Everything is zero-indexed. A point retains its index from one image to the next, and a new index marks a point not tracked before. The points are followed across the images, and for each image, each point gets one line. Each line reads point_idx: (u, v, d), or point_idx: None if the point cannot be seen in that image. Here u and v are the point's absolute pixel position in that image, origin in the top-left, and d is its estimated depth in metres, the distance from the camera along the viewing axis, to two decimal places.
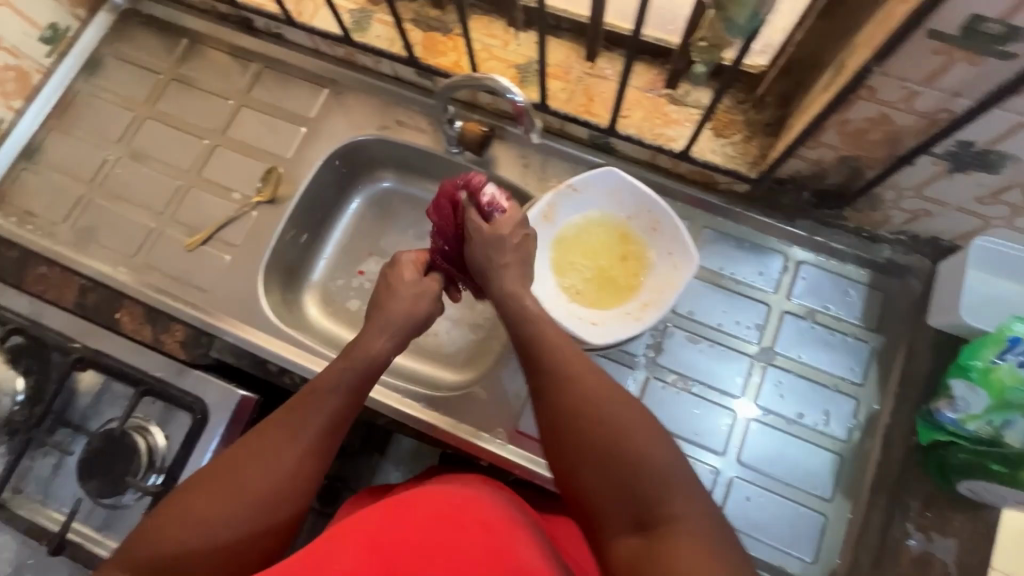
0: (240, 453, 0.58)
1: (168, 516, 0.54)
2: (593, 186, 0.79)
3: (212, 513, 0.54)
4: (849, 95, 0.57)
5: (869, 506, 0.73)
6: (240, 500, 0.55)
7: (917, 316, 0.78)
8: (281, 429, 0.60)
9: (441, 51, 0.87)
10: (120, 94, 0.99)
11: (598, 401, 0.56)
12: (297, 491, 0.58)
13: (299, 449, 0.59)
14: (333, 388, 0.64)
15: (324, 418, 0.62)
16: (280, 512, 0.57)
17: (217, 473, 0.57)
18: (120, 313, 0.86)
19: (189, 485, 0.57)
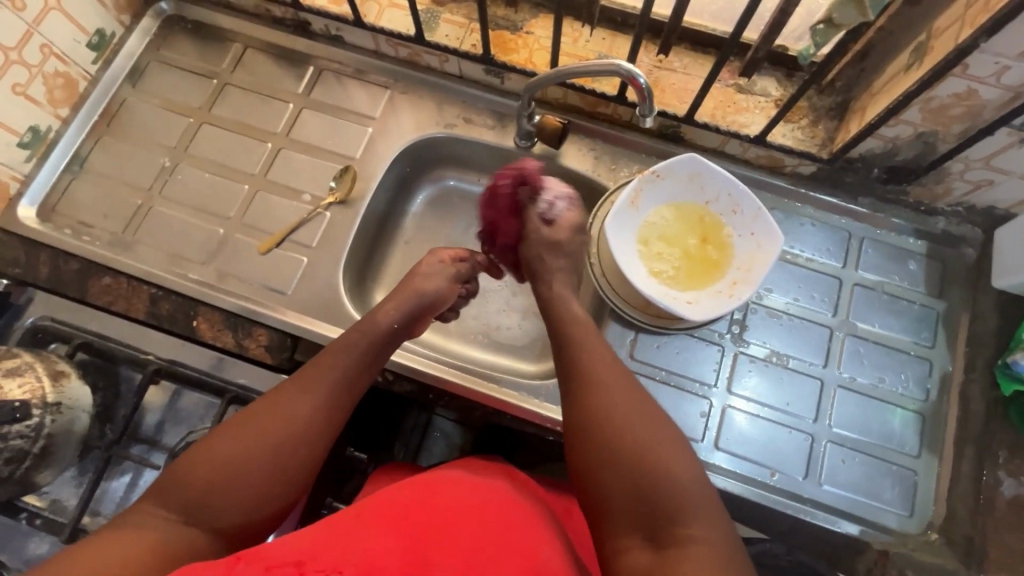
0: (263, 408, 0.60)
1: (196, 460, 0.56)
2: (675, 173, 0.82)
3: (241, 459, 0.56)
4: (944, 72, 0.62)
5: (955, 459, 0.77)
6: (265, 450, 0.57)
7: (976, 281, 0.84)
8: (303, 385, 0.62)
9: (512, 48, 0.89)
10: (169, 99, 0.97)
11: (618, 417, 0.60)
12: (312, 443, 0.60)
13: (318, 406, 0.62)
14: (345, 349, 0.68)
15: (337, 376, 0.65)
16: (294, 464, 0.58)
17: (240, 423, 0.59)
18: (197, 320, 0.82)
19: (214, 433, 0.58)
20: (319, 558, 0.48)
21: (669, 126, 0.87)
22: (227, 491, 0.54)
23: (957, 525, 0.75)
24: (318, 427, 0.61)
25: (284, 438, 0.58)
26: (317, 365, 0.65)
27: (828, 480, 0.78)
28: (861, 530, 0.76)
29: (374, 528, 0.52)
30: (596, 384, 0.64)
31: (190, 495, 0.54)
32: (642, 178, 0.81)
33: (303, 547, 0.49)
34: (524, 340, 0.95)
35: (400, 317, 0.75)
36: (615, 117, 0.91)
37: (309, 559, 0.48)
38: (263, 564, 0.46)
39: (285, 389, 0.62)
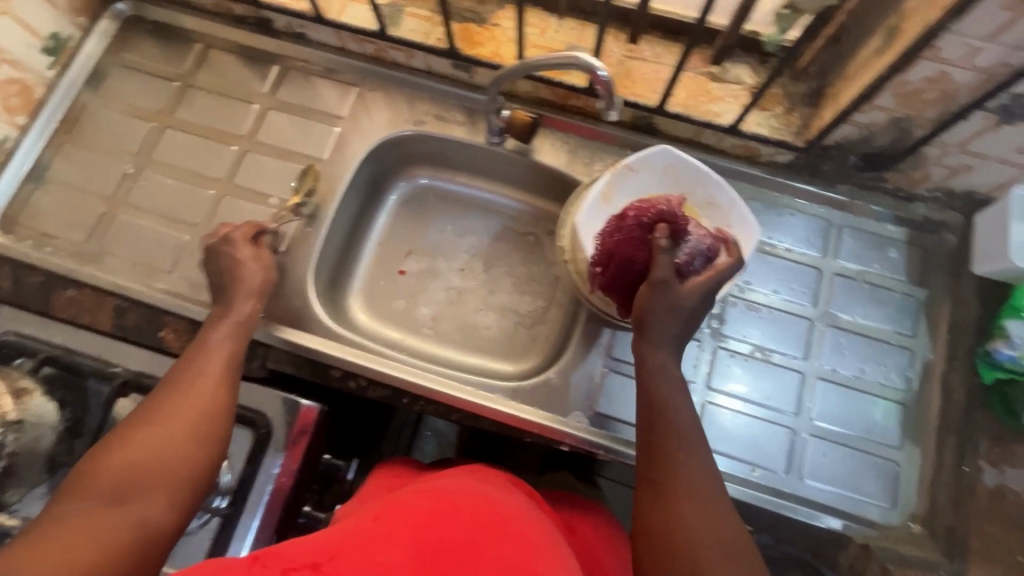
0: (160, 397, 0.58)
1: (106, 453, 0.52)
2: (648, 166, 0.81)
3: (156, 440, 0.54)
4: (914, 55, 0.60)
5: (937, 449, 0.76)
6: (178, 426, 0.56)
7: (957, 267, 0.83)
8: (199, 367, 0.62)
9: (478, 41, 0.87)
10: (132, 104, 0.94)
11: (694, 479, 0.56)
12: (225, 412, 0.60)
13: (221, 380, 0.62)
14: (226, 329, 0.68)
15: (229, 352, 0.65)
16: (212, 434, 0.57)
17: (146, 414, 0.56)
18: (164, 331, 0.82)
19: (117, 430, 0.55)
20: (334, 562, 0.49)
21: (642, 117, 0.85)
22: (149, 471, 0.52)
23: (940, 517, 0.73)
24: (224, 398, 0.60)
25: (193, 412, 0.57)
26: (201, 350, 0.64)
27: (809, 474, 0.77)
28: (844, 524, 0.74)
29: (396, 542, 0.51)
30: (673, 449, 0.58)
31: (111, 482, 0.50)
32: (614, 172, 0.79)
33: (322, 548, 0.51)
34: (503, 340, 0.94)
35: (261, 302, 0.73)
36: (588, 109, 0.89)
37: (324, 562, 0.50)
38: (282, 566, 0.49)
39: (178, 374, 0.61)
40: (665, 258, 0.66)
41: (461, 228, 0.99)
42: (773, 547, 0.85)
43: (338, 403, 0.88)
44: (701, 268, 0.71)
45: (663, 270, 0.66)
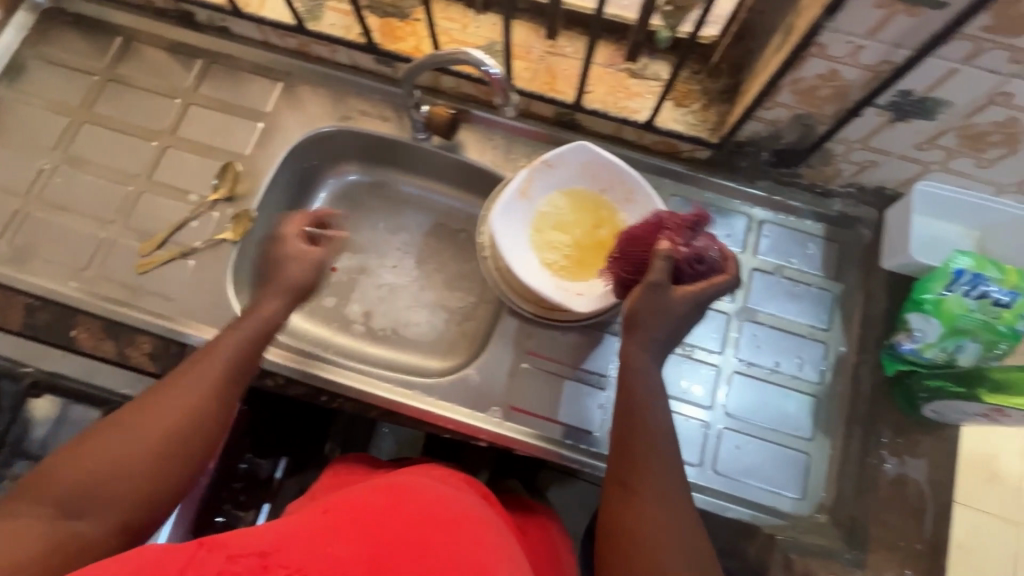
0: (148, 402, 0.57)
1: (77, 454, 0.52)
2: (567, 161, 0.80)
3: (127, 451, 0.53)
4: (802, 52, 0.61)
5: (845, 440, 0.78)
6: (152, 438, 0.54)
7: (871, 262, 0.84)
8: (191, 372, 0.60)
9: (399, 36, 0.86)
10: (50, 99, 0.92)
11: (666, 492, 0.57)
12: (207, 427, 0.58)
13: (212, 392, 0.60)
14: (235, 334, 0.65)
15: (227, 361, 0.62)
16: (190, 448, 0.56)
17: (129, 414, 0.56)
18: (76, 330, 0.80)
19: (97, 427, 0.54)
20: (283, 553, 0.46)
21: (564, 114, 0.86)
22: (111, 483, 0.51)
23: (845, 506, 0.75)
24: (209, 419, 0.58)
25: (177, 426, 0.56)
26: (204, 353, 0.62)
27: (722, 466, 0.78)
28: (754, 515, 0.75)
29: (347, 535, 0.48)
30: (643, 458, 0.59)
31: (70, 489, 0.49)
32: (531, 169, 0.79)
33: (271, 537, 0.48)
34: (431, 337, 0.93)
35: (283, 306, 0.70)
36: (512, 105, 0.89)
37: (273, 551, 0.46)
38: (227, 554, 0.46)
39: (180, 378, 0.59)
40: (661, 263, 0.64)
41: (393, 224, 0.98)
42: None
43: (259, 401, 0.88)
44: (703, 275, 0.67)
45: (659, 274, 0.64)
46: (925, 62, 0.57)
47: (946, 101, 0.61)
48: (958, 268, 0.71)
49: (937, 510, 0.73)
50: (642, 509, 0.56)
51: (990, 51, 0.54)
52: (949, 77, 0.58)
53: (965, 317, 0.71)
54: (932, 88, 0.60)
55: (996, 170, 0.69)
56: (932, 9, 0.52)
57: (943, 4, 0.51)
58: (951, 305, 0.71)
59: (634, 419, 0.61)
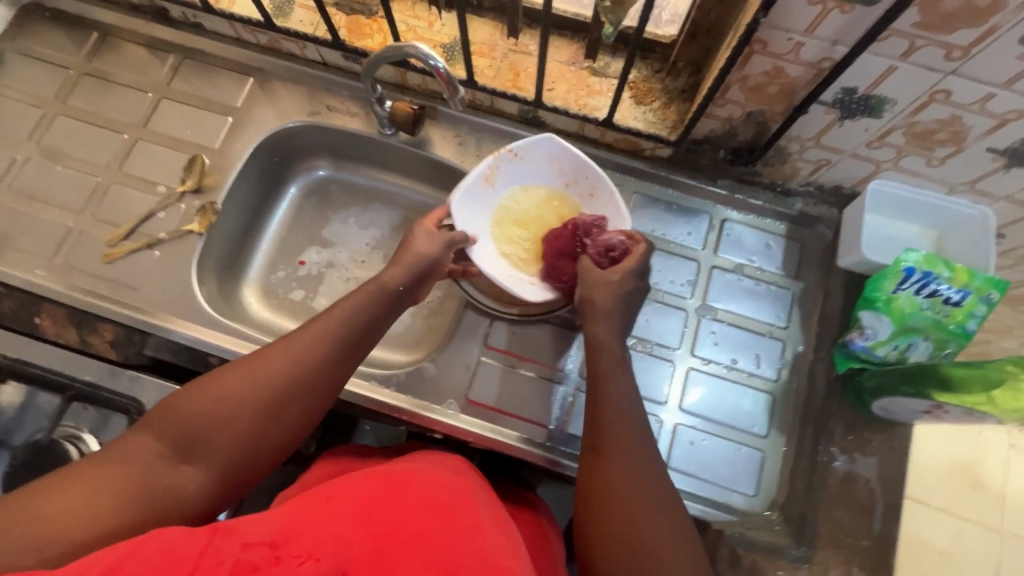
0: (283, 356, 0.60)
1: (193, 400, 0.55)
2: (533, 152, 0.82)
3: (235, 405, 0.56)
4: (745, 49, 0.61)
5: (800, 437, 0.78)
6: (257, 396, 0.57)
7: (830, 261, 0.84)
8: (309, 337, 0.62)
9: (366, 33, 0.88)
10: (26, 91, 0.93)
11: (646, 479, 0.57)
12: (311, 394, 0.60)
13: (321, 359, 0.61)
14: (359, 304, 0.66)
15: (342, 330, 0.64)
16: (286, 412, 0.58)
17: (239, 369, 0.58)
18: (41, 318, 0.82)
19: (212, 374, 0.58)
20: (295, 543, 0.45)
21: (527, 111, 0.87)
22: (215, 434, 0.55)
23: (796, 504, 0.75)
24: (314, 383, 0.60)
25: (280, 386, 0.58)
26: (334, 315, 0.64)
27: (676, 461, 0.78)
28: (706, 510, 0.75)
29: (348, 525, 0.48)
30: (614, 441, 0.59)
31: (182, 431, 0.54)
32: (496, 156, 0.79)
33: (280, 528, 0.46)
34: (396, 331, 0.94)
35: (403, 281, 0.70)
36: (477, 101, 0.89)
37: (285, 542, 0.45)
38: (241, 542, 0.44)
39: (291, 338, 0.62)
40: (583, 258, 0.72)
41: (362, 219, 0.99)
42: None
43: None
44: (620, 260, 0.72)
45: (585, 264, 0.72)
46: (861, 59, 0.58)
47: (889, 99, 0.62)
48: (910, 266, 0.71)
49: (886, 508, 0.74)
50: (638, 507, 0.55)
51: (923, 48, 0.54)
52: (889, 75, 0.59)
53: (916, 315, 0.72)
54: (873, 86, 0.61)
55: (946, 169, 0.70)
56: (862, 6, 0.53)
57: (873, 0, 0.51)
58: (901, 303, 0.72)
59: (614, 418, 0.61)
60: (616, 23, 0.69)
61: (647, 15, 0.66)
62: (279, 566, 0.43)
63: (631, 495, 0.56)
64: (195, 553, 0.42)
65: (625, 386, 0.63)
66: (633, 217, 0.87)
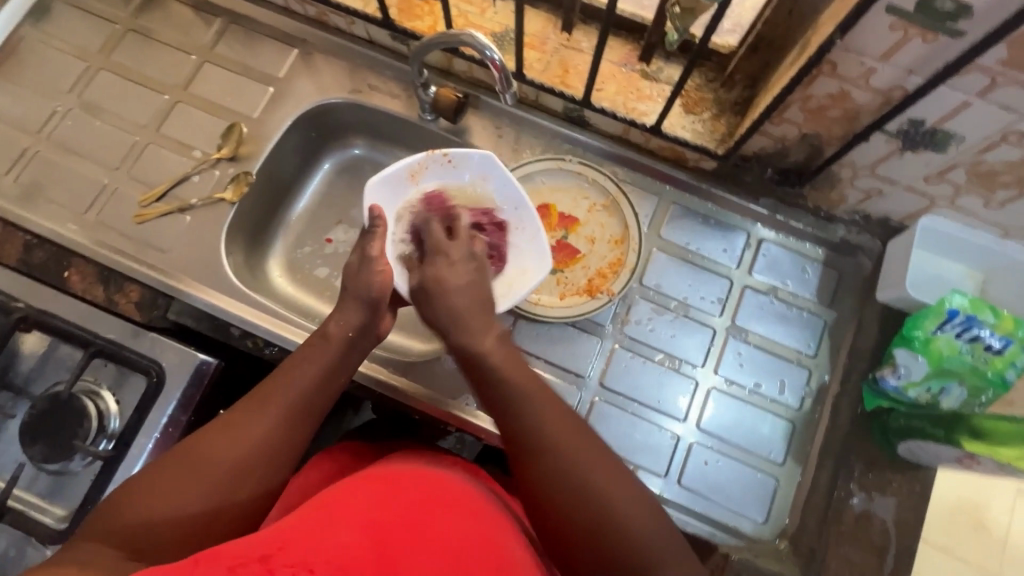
0: (226, 434, 0.57)
1: (139, 493, 0.53)
2: (467, 163, 0.78)
3: (185, 490, 0.53)
4: (812, 70, 0.59)
5: (817, 469, 0.76)
6: (209, 483, 0.54)
7: (867, 293, 0.82)
8: (255, 408, 0.59)
9: (417, 14, 0.86)
10: (71, 42, 0.93)
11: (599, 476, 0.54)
12: (268, 470, 0.58)
13: (273, 430, 0.59)
14: (304, 364, 0.63)
15: (294, 396, 0.61)
16: (242, 493, 0.56)
17: (187, 456, 0.56)
18: (69, 271, 0.82)
19: (157, 465, 0.55)
20: (285, 553, 0.45)
21: (572, 109, 0.84)
22: (169, 526, 0.52)
23: (806, 536, 0.74)
24: (268, 454, 0.58)
25: (231, 464, 0.56)
26: (277, 381, 0.62)
27: (689, 479, 0.77)
28: (715, 532, 0.75)
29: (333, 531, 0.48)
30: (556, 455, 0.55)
31: (130, 531, 0.50)
32: (428, 154, 0.76)
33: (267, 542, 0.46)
34: (417, 319, 0.93)
35: (354, 325, 0.67)
36: (522, 95, 0.87)
37: (275, 554, 0.44)
38: (226, 564, 0.43)
39: (238, 411, 0.59)
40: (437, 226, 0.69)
41: None
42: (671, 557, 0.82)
43: (239, 358, 0.90)
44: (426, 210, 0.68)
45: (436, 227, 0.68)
46: (936, 92, 0.55)
47: (957, 135, 0.59)
48: (953, 307, 0.69)
49: None
50: (611, 497, 0.53)
51: (1004, 87, 0.52)
52: (962, 110, 0.56)
53: (953, 358, 0.70)
54: (942, 120, 0.58)
55: (1004, 213, 0.67)
56: (946, 37, 0.50)
57: (959, 33, 0.49)
58: (940, 345, 0.70)
59: (542, 431, 0.56)
60: (682, 31, 0.68)
61: (712, 24, 0.64)
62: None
63: (592, 491, 0.53)
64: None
65: (540, 386, 0.58)
66: (670, 227, 0.86)
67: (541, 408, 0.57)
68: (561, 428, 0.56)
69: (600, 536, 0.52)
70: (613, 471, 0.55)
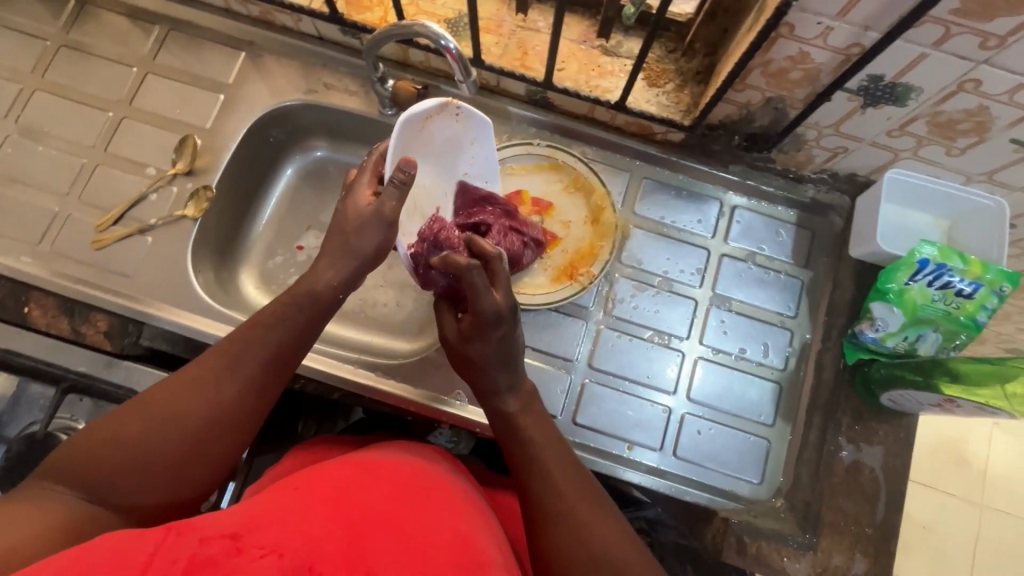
0: (197, 390, 0.55)
1: (103, 440, 0.51)
2: (469, 126, 0.74)
3: (154, 441, 0.52)
4: (771, 34, 0.59)
5: (807, 426, 0.78)
6: (178, 432, 0.53)
7: (840, 249, 0.84)
8: (228, 362, 0.57)
9: (365, 6, 0.83)
10: (0, 63, 0.87)
11: (589, 524, 0.54)
12: (241, 425, 0.56)
13: (246, 386, 0.57)
14: (278, 318, 0.60)
15: (267, 352, 0.59)
16: (213, 445, 0.54)
17: (155, 401, 0.53)
18: (29, 307, 0.78)
19: (124, 409, 0.53)
20: (256, 535, 0.45)
21: (535, 92, 0.83)
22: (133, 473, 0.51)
23: (801, 493, 0.76)
24: (239, 415, 0.56)
25: (196, 419, 0.54)
26: (252, 339, 0.58)
27: (685, 450, 0.78)
28: (712, 499, 0.76)
29: (312, 516, 0.49)
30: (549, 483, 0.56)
31: (94, 471, 0.50)
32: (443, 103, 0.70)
33: (241, 521, 0.46)
34: (399, 318, 0.92)
35: (338, 281, 0.64)
36: (483, 81, 0.85)
37: (246, 534, 0.45)
38: (197, 537, 0.44)
39: (209, 365, 0.56)
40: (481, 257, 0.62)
41: None
42: (661, 528, 0.83)
43: None
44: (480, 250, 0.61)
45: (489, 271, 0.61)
46: (894, 46, 0.56)
47: (915, 87, 0.60)
48: (924, 258, 0.71)
49: (890, 496, 0.75)
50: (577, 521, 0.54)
51: (958, 35, 0.52)
52: (919, 62, 0.56)
53: (926, 307, 0.72)
54: (900, 74, 0.59)
55: (964, 160, 0.69)
56: None
57: None
58: (914, 295, 0.72)
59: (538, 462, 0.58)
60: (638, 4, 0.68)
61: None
62: (239, 555, 0.43)
63: (560, 509, 0.55)
64: (148, 550, 0.41)
65: (533, 415, 0.62)
66: (644, 203, 0.86)
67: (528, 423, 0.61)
68: (545, 445, 0.59)
69: (560, 549, 0.53)
70: (583, 495, 0.56)
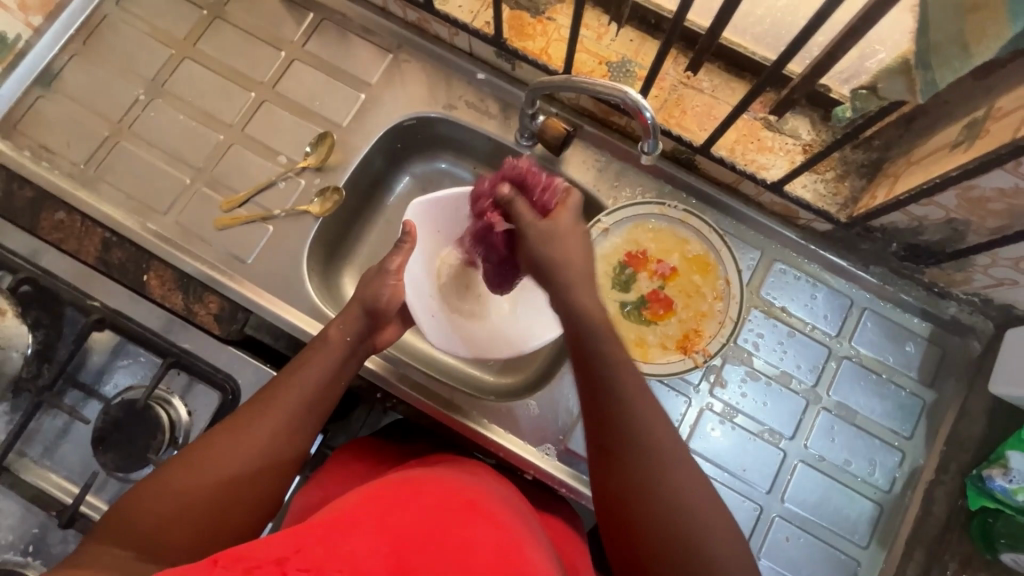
0: (235, 435, 0.57)
1: (148, 491, 0.52)
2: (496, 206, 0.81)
3: (198, 485, 0.53)
4: (991, 165, 0.54)
5: (904, 557, 0.75)
6: (225, 478, 0.54)
7: (973, 378, 0.78)
8: (262, 407, 0.59)
9: (528, 34, 0.81)
10: (155, 24, 0.88)
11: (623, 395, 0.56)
12: (279, 467, 0.58)
13: (282, 427, 0.59)
14: (304, 360, 0.64)
15: (301, 398, 0.61)
16: (257, 485, 0.56)
17: (200, 450, 0.55)
18: (147, 275, 0.79)
19: (169, 464, 0.54)
20: (304, 555, 0.45)
21: (682, 152, 0.79)
22: (185, 525, 0.51)
23: None
24: (277, 454, 0.58)
25: (241, 463, 0.55)
26: (285, 384, 0.61)
27: (769, 554, 0.75)
28: None
29: (355, 528, 0.48)
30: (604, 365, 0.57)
31: (147, 521, 0.50)
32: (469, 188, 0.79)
33: (286, 542, 0.46)
34: None
35: (355, 330, 0.67)
36: (628, 130, 0.82)
37: (292, 556, 0.44)
38: (243, 566, 0.43)
39: (244, 412, 0.59)
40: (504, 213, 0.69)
41: None
42: None
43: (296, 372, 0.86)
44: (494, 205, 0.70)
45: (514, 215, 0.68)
46: None
47: None
48: None
49: None
50: (673, 495, 0.54)
51: None
52: None
53: None
54: None
55: None
56: None
57: None
58: None
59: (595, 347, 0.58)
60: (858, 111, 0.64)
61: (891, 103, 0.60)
62: None
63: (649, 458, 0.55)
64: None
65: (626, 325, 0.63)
66: (772, 287, 0.81)
67: (627, 389, 0.57)
68: (637, 417, 0.56)
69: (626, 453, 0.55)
70: (701, 489, 0.55)
